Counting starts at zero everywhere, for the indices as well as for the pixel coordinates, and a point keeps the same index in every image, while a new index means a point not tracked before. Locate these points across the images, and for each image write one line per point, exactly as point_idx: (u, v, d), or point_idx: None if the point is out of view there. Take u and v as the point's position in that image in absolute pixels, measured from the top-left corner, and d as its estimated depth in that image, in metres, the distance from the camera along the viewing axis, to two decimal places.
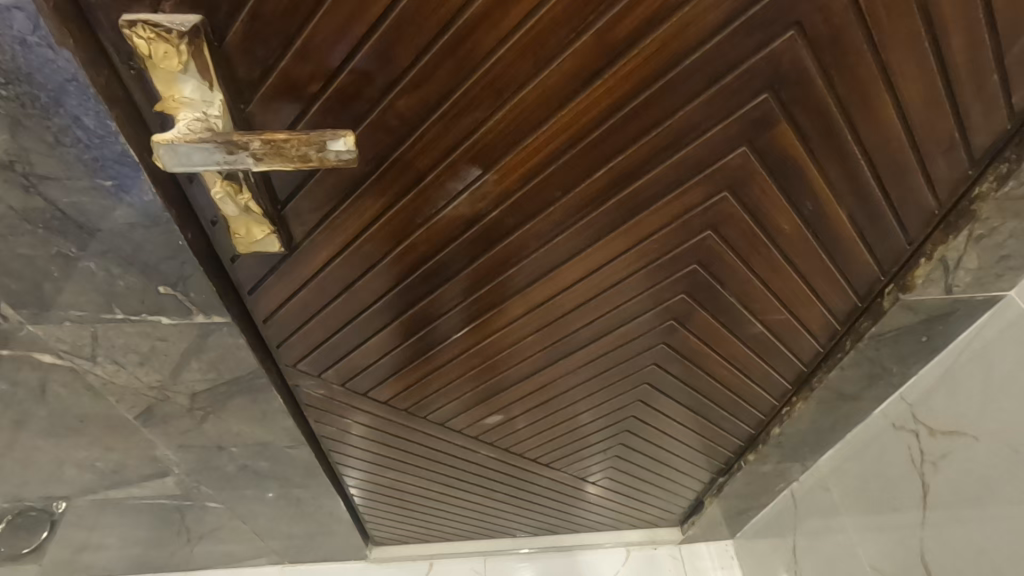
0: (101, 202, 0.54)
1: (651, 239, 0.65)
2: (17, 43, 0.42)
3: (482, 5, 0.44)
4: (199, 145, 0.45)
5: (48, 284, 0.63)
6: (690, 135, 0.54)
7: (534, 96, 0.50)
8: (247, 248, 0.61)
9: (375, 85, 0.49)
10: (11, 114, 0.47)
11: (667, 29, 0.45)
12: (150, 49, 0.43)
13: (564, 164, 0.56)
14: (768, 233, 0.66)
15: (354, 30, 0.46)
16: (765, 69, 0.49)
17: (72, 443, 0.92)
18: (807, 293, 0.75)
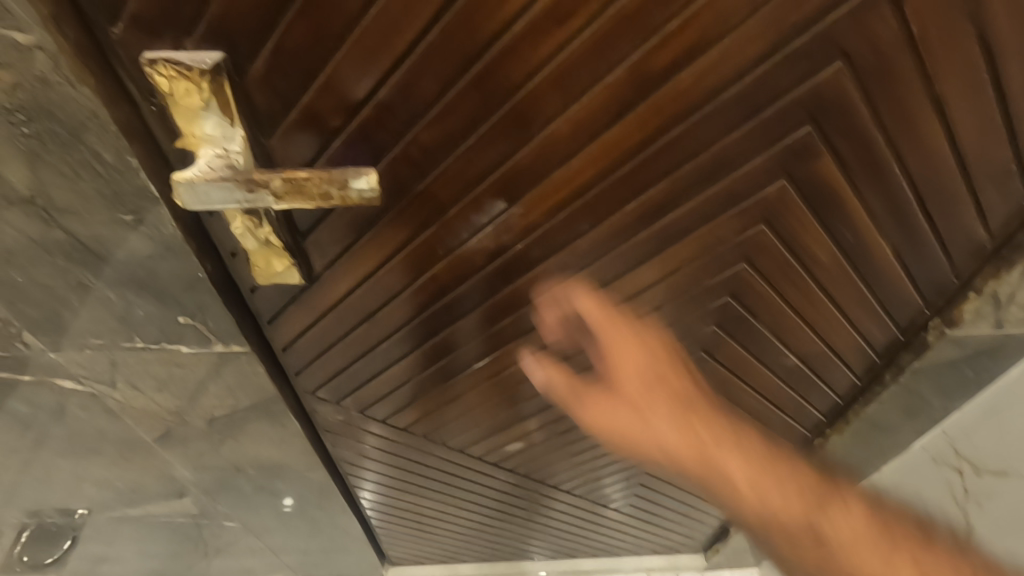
0: (120, 233, 0.53)
1: (681, 272, 0.63)
2: (37, 81, 0.41)
3: (509, 40, 0.42)
4: (220, 185, 0.44)
5: (68, 313, 0.62)
6: (726, 169, 0.52)
7: (562, 129, 0.48)
8: (266, 279, 0.60)
9: (398, 119, 0.48)
10: (31, 151, 0.46)
11: (705, 62, 0.43)
12: (170, 86, 0.42)
13: (592, 197, 0.54)
14: (806, 266, 0.63)
15: (378, 65, 0.44)
16: (808, 102, 0.46)
17: (92, 463, 0.92)
18: (845, 326, 0.72)
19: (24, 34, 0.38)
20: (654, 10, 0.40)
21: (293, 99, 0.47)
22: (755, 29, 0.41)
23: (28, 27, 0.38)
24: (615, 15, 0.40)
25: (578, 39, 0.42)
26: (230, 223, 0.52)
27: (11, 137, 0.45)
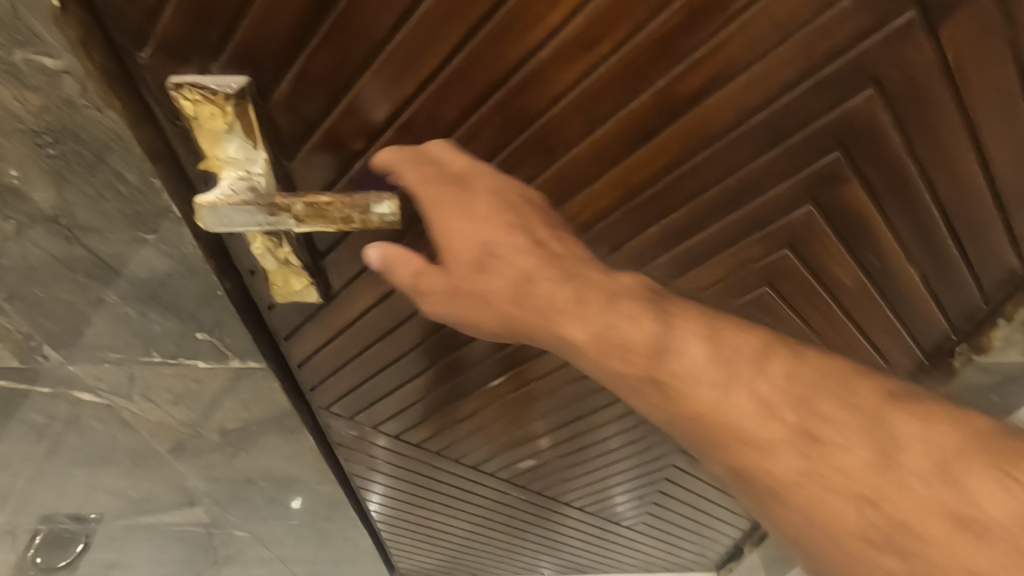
0: (141, 252, 0.53)
1: (702, 295, 0.62)
2: (64, 105, 0.41)
3: (534, 67, 0.41)
4: (239, 206, 0.45)
5: (87, 327, 0.62)
6: (750, 194, 0.51)
7: (585, 154, 0.48)
8: (285, 298, 0.60)
9: (420, 143, 0.48)
10: (56, 171, 0.46)
11: (731, 89, 0.42)
12: (196, 111, 0.43)
13: (613, 221, 0.54)
14: (829, 290, 0.62)
15: (402, 90, 0.44)
16: (836, 128, 0.45)
17: (106, 472, 0.92)
18: (867, 350, 0.70)
19: (53, 58, 0.39)
20: (682, 38, 0.39)
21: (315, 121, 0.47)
22: (784, 56, 0.40)
23: (58, 53, 0.38)
24: (643, 42, 0.40)
25: (606, 64, 0.41)
26: (250, 244, 0.52)
27: (36, 158, 0.45)
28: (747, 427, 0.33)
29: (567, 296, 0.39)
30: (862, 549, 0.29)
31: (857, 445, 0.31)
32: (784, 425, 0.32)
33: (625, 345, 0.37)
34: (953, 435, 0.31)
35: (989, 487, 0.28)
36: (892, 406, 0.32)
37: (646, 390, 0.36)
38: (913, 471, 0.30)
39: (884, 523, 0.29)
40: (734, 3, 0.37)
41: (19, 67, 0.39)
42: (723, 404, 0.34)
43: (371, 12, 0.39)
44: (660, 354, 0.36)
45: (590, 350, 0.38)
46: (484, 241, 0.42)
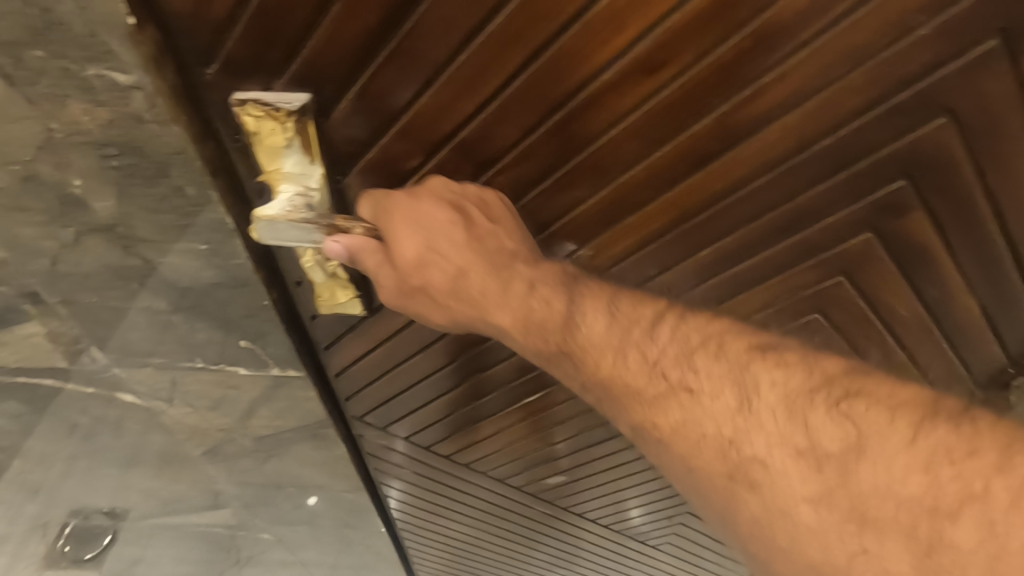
0: (192, 262, 0.54)
1: (750, 319, 0.61)
2: (132, 120, 0.42)
3: (596, 89, 0.41)
4: (298, 224, 0.46)
5: (135, 333, 0.63)
6: (807, 220, 0.50)
7: (641, 176, 0.47)
8: (328, 309, 0.60)
9: (474, 163, 0.48)
10: (117, 183, 0.47)
11: (797, 115, 0.41)
12: (257, 126, 0.44)
13: (663, 243, 0.53)
14: (883, 318, 0.60)
15: (461, 111, 0.44)
16: (903, 156, 0.44)
17: (141, 474, 0.94)
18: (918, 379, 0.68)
19: (124, 74, 0.39)
20: (749, 64, 0.39)
21: (371, 140, 0.47)
22: (854, 84, 0.39)
23: (129, 70, 0.39)
24: (709, 66, 0.39)
25: (669, 89, 0.41)
26: (301, 257, 0.53)
27: (99, 170, 0.46)
28: (634, 384, 0.38)
29: (495, 287, 0.45)
30: (723, 484, 0.34)
31: (723, 394, 0.35)
32: (664, 381, 0.37)
33: (540, 324, 0.42)
34: (803, 377, 0.34)
35: (821, 421, 0.32)
36: (755, 357, 0.36)
37: (559, 360, 0.42)
38: (763, 412, 0.34)
39: (736, 459, 0.33)
40: (807, 29, 0.36)
41: (92, 82, 0.40)
42: (615, 370, 0.39)
43: (436, 34, 0.39)
44: (568, 326, 0.42)
45: (514, 331, 0.44)
46: (427, 238, 0.45)
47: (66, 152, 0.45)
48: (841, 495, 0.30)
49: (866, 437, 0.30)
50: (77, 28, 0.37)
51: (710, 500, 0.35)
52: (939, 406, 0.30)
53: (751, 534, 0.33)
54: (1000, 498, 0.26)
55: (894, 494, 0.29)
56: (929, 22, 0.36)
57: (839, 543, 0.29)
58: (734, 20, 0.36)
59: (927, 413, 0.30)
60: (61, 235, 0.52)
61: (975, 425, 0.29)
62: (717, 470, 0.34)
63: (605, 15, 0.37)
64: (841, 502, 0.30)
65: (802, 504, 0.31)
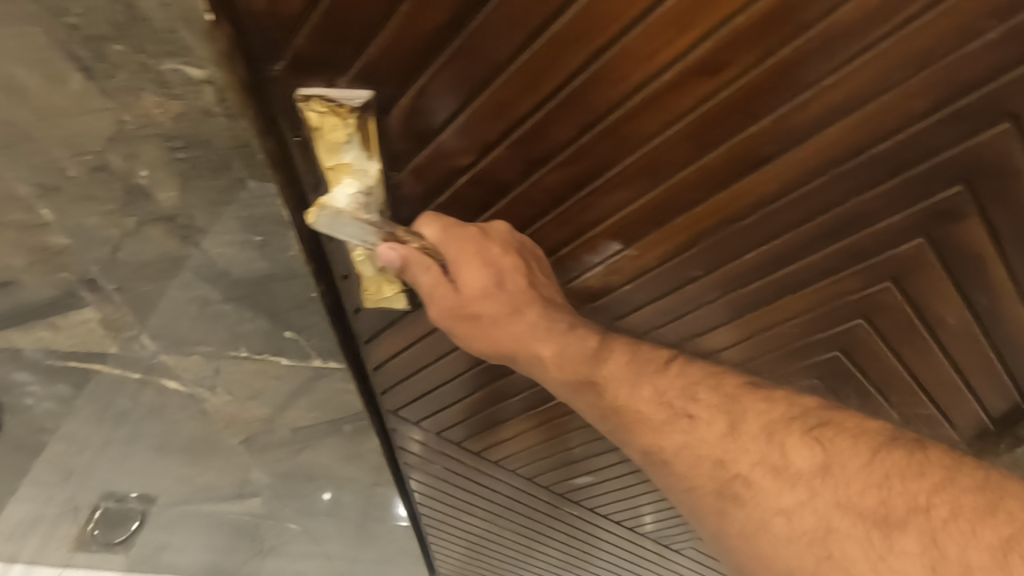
0: (246, 253, 0.56)
1: (791, 323, 0.61)
2: (201, 113, 0.44)
3: (654, 90, 0.42)
4: (360, 222, 0.48)
5: (185, 322, 0.65)
6: (858, 224, 0.49)
7: (692, 178, 0.47)
8: (374, 304, 0.60)
9: (528, 161, 0.49)
10: (182, 174, 0.49)
11: (855, 117, 0.41)
12: (319, 121, 0.46)
13: (710, 245, 0.53)
14: (929, 325, 0.59)
15: (517, 109, 0.45)
16: (962, 161, 0.43)
17: (179, 460, 0.96)
18: (959, 389, 0.67)
19: (198, 69, 0.41)
20: (809, 66, 0.39)
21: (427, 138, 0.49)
22: (916, 88, 0.39)
23: (203, 64, 0.40)
24: (769, 68, 0.39)
25: (727, 91, 0.41)
26: (353, 250, 0.55)
27: (166, 161, 0.48)
28: (646, 412, 0.47)
29: (541, 322, 0.50)
30: (717, 501, 0.42)
31: (718, 420, 0.45)
32: (669, 410, 0.46)
33: (575, 358, 0.49)
34: (781, 410, 0.45)
35: (796, 444, 0.42)
36: (744, 393, 0.46)
37: (586, 390, 0.49)
38: (750, 436, 0.43)
39: (728, 476, 0.42)
40: (872, 31, 0.36)
41: (166, 77, 0.42)
42: (632, 400, 0.47)
43: (500, 35, 0.40)
44: (596, 357, 0.49)
45: (551, 362, 0.49)
46: (490, 272, 0.49)
47: (137, 143, 0.46)
48: (807, 507, 0.39)
49: (831, 460, 0.40)
50: (158, 24, 0.39)
51: (703, 515, 0.43)
52: (886, 437, 0.41)
53: (740, 542, 0.41)
54: (938, 516, 0.36)
55: (853, 507, 0.38)
56: (998, 27, 0.35)
57: (806, 547, 0.38)
58: (798, 23, 0.37)
59: (879, 441, 0.41)
60: (125, 224, 0.54)
61: (915, 452, 0.39)
62: (710, 485, 0.43)
63: (669, 17, 0.37)
64: (808, 515, 0.39)
65: (779, 514, 0.40)
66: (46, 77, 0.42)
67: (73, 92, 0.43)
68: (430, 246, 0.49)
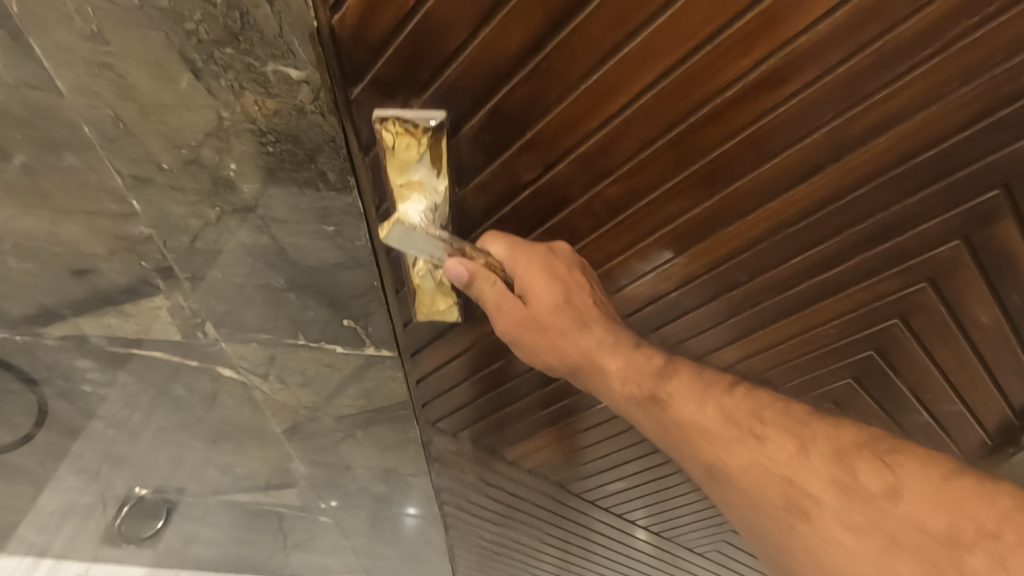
0: (317, 243, 0.59)
1: (829, 325, 0.64)
2: (294, 111, 0.48)
3: (716, 105, 0.45)
4: (431, 237, 0.53)
5: (250, 309, 0.69)
6: (901, 228, 0.53)
7: (747, 187, 0.51)
8: (426, 317, 0.64)
9: (590, 174, 0.52)
10: (268, 167, 0.53)
11: (905, 128, 0.45)
12: (394, 140, 0.49)
13: (758, 251, 0.56)
14: (962, 324, 0.62)
15: (585, 125, 0.48)
16: (1004, 166, 0.47)
17: (222, 449, 1.00)
18: (990, 386, 0.70)
19: (298, 70, 0.45)
20: (865, 80, 0.42)
21: (494, 155, 0.52)
22: (966, 98, 0.42)
23: (304, 66, 0.45)
24: (829, 82, 0.43)
25: (786, 104, 0.44)
26: (412, 264, 0.59)
27: (255, 155, 0.52)
28: (711, 428, 0.49)
29: (606, 338, 0.54)
30: (782, 517, 0.44)
31: (785, 441, 0.47)
32: (737, 429, 0.48)
33: (638, 371, 0.52)
34: (850, 436, 0.47)
35: (866, 470, 0.44)
36: (813, 420, 0.49)
37: (650, 404, 0.51)
38: (817, 457, 0.45)
39: (795, 494, 0.44)
40: (924, 50, 0.40)
41: (268, 77, 0.46)
42: (698, 417, 0.50)
43: (574, 57, 0.44)
44: (659, 375, 0.53)
45: (616, 375, 0.53)
46: (558, 286, 0.53)
47: (231, 138, 0.51)
48: (876, 527, 0.41)
49: (900, 484, 0.42)
50: (267, 30, 0.43)
51: (767, 531, 0.45)
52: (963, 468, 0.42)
53: (804, 557, 0.43)
54: (1010, 539, 0.37)
55: (922, 527, 0.40)
56: None
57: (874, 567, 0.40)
58: (858, 40, 0.40)
59: (950, 471, 0.42)
60: (206, 215, 0.58)
61: (986, 480, 0.41)
62: (780, 501, 0.45)
63: (737, 36, 0.41)
64: (878, 535, 0.41)
65: (846, 532, 0.42)
66: (157, 77, 0.46)
67: (180, 90, 0.47)
68: (495, 261, 0.55)
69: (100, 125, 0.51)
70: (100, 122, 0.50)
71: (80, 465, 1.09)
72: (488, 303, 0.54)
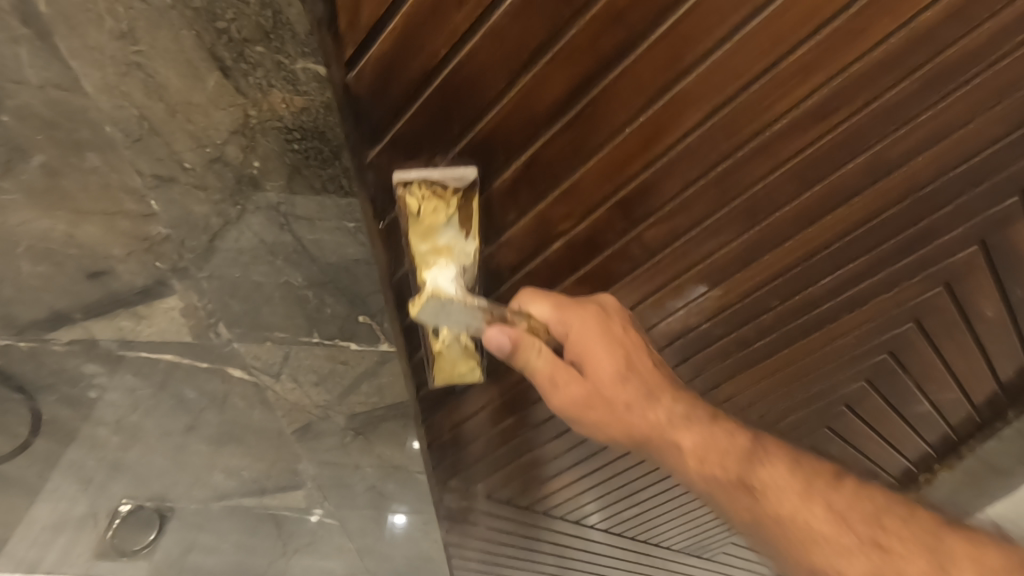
0: (338, 239, 0.60)
1: (852, 333, 0.77)
2: (322, 108, 0.49)
3: (769, 137, 0.51)
4: (469, 307, 0.56)
5: (266, 308, 0.69)
6: (920, 243, 0.65)
7: (792, 214, 0.59)
8: (448, 380, 0.66)
9: (630, 216, 0.58)
10: (294, 165, 0.53)
11: (940, 147, 0.54)
12: (420, 203, 0.54)
13: (797, 271, 0.65)
14: (970, 319, 0.77)
15: (631, 167, 0.53)
16: (1014, 185, 0.59)
17: (230, 452, 1.00)
18: (983, 368, 0.86)
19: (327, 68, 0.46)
20: (909, 105, 0.50)
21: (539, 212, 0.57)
22: (999, 113, 0.52)
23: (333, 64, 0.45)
24: (868, 112, 0.51)
25: (829, 134, 0.52)
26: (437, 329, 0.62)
27: (282, 153, 0.53)
28: (820, 529, 0.51)
29: (681, 415, 0.60)
30: None
31: (914, 555, 0.48)
32: (856, 537, 0.50)
33: (720, 451, 0.57)
34: (996, 556, 0.47)
35: None
36: (947, 536, 0.49)
37: (743, 493, 0.55)
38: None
39: None
40: (954, 83, 0.49)
41: (297, 74, 0.47)
42: (801, 513, 0.52)
43: (633, 102, 0.48)
44: (750, 458, 0.57)
45: (693, 450, 0.58)
46: (617, 359, 0.60)
47: (258, 136, 0.51)
48: None
49: None
50: (300, 29, 0.44)
51: None
52: None
53: None
54: None
55: None
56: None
57: None
58: (912, 63, 0.47)
59: None
60: (228, 213, 0.58)
61: None
62: None
63: (795, 68, 0.47)
64: None
65: None
66: (187, 75, 0.47)
67: (209, 89, 0.48)
68: (536, 325, 0.59)
69: (125, 125, 0.51)
70: (125, 122, 0.51)
71: (80, 474, 1.08)
72: (538, 378, 0.58)
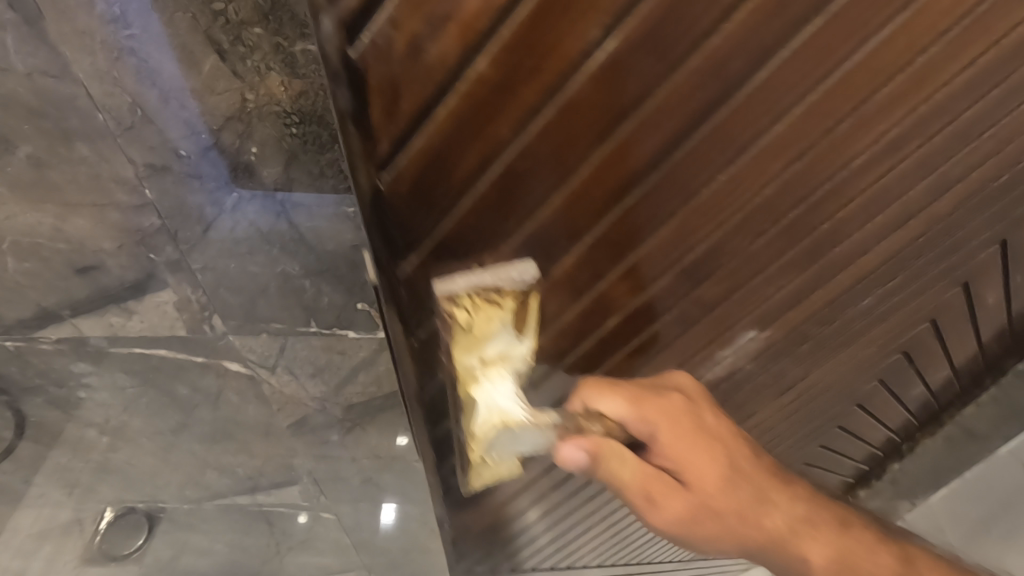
0: (335, 226, 0.59)
1: (878, 343, 1.01)
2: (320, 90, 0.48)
3: (826, 193, 0.65)
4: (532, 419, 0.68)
5: (262, 299, 0.69)
6: (937, 261, 0.86)
7: (852, 249, 0.74)
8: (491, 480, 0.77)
9: (686, 275, 0.71)
10: (291, 150, 0.53)
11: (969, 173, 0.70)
12: (471, 310, 0.64)
13: (853, 291, 0.83)
14: (976, 299, 1.04)
15: (699, 233, 0.66)
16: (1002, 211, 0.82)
17: (223, 449, 0.99)
18: (962, 325, 1.11)
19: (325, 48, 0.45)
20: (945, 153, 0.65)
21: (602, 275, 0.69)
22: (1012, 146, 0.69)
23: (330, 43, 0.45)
24: (910, 162, 0.65)
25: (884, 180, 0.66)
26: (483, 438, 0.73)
27: (280, 138, 0.52)
28: None
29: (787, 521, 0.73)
30: None
31: None
32: None
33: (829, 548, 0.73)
34: None
35: None
36: None
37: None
38: None
39: None
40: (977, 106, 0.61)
41: (295, 56, 0.46)
42: None
43: (675, 184, 0.60)
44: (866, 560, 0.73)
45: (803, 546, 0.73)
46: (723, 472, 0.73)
47: (255, 121, 0.51)
48: None
49: None
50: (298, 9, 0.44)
51: None
52: None
53: None
54: None
55: None
56: None
57: None
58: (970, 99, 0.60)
59: None
60: (223, 202, 0.58)
61: None
62: None
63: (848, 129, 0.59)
64: None
65: None
66: (181, 60, 0.47)
67: (205, 73, 0.48)
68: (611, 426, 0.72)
69: (116, 113, 0.50)
70: (116, 110, 0.50)
71: (71, 476, 1.07)
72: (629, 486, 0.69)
